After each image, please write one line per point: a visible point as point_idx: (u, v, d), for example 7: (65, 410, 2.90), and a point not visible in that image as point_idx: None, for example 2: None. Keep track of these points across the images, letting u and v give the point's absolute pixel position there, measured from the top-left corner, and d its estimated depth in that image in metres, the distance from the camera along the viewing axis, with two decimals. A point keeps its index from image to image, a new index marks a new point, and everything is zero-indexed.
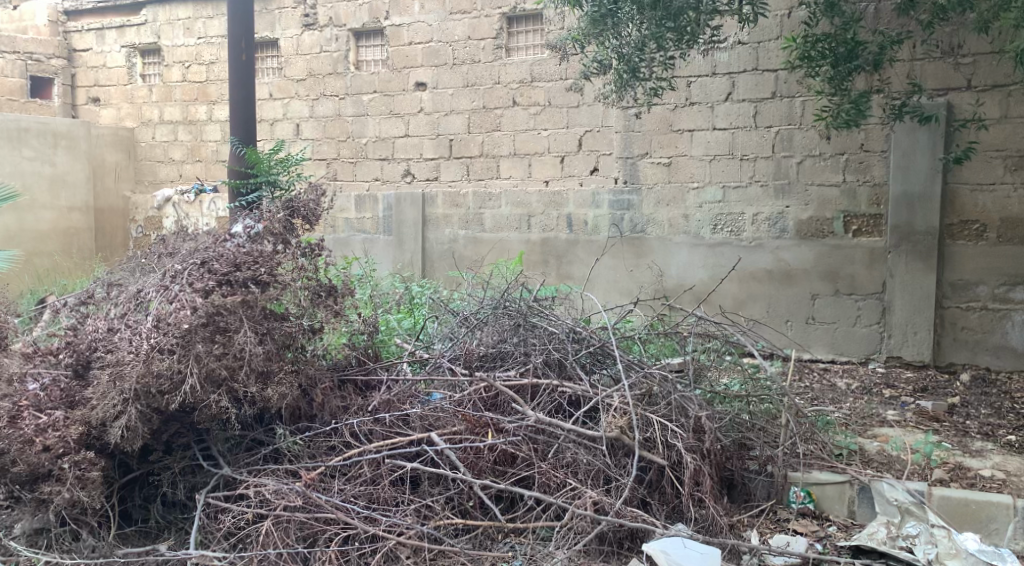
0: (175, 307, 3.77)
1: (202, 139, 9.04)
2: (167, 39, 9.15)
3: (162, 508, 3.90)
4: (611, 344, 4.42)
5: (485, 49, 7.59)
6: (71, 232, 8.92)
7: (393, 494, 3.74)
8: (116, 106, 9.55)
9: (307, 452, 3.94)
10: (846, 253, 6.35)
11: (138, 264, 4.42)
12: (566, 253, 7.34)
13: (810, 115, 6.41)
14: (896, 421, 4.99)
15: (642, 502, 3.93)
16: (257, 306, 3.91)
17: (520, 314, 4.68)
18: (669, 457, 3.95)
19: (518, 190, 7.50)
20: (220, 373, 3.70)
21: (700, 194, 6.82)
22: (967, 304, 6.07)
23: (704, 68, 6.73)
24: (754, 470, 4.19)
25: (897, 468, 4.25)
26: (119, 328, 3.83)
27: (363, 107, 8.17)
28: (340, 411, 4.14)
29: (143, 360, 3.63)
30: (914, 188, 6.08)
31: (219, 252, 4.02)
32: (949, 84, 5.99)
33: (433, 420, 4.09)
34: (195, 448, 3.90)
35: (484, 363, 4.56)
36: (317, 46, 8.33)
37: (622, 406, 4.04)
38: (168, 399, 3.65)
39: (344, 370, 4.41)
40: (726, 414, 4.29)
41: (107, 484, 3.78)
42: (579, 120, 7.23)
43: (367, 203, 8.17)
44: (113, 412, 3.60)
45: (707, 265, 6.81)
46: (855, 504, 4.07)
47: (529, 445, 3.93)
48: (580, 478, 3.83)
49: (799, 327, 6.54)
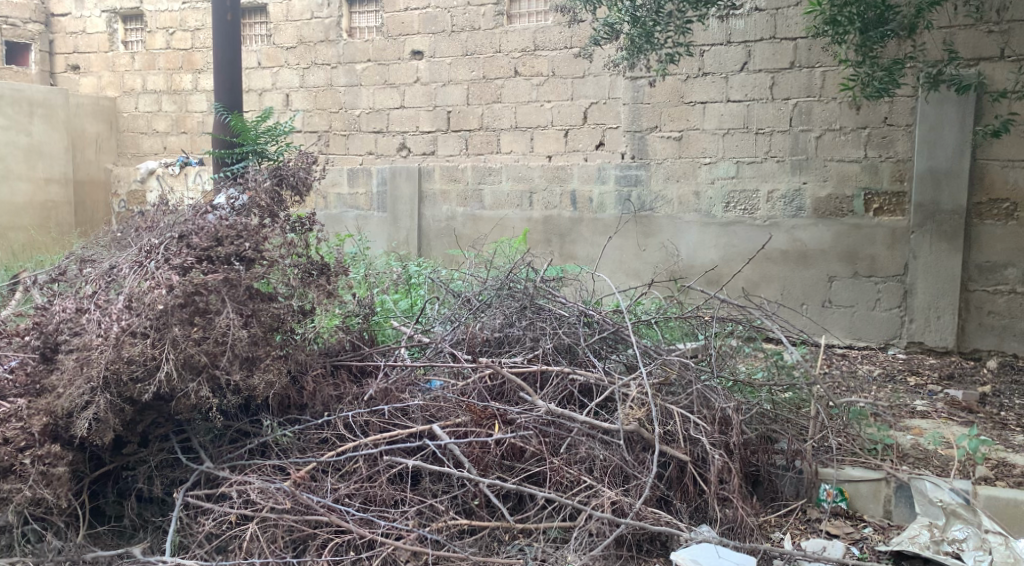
0: (149, 285, 3.39)
1: (187, 110, 8.63)
2: (151, 3, 8.71)
3: (137, 504, 3.53)
4: (626, 328, 4.09)
5: (485, 16, 7.18)
6: (49, 205, 8.50)
7: (391, 493, 3.38)
8: (96, 74, 9.11)
9: (297, 445, 3.59)
10: (866, 233, 6.02)
11: (113, 239, 4.04)
12: (569, 232, 6.98)
13: (830, 86, 6.06)
14: (927, 412, 4.68)
15: (663, 500, 3.60)
16: (241, 285, 3.54)
17: (527, 296, 4.34)
18: (692, 453, 3.64)
19: (519, 164, 7.13)
20: (199, 359, 3.33)
21: (712, 169, 6.47)
22: (995, 288, 5.75)
23: (718, 36, 6.36)
24: (781, 465, 3.87)
25: (936, 464, 3.94)
26: (88, 309, 3.46)
27: (356, 76, 7.77)
28: (333, 400, 3.77)
29: (112, 345, 3.25)
30: (940, 165, 5.75)
31: (199, 225, 3.66)
32: (981, 53, 5.64)
33: (435, 410, 3.71)
34: (174, 440, 3.53)
35: (488, 348, 4.19)
36: (308, 12, 7.90)
37: (640, 396, 3.73)
38: (141, 388, 3.28)
39: (338, 355, 4.04)
40: (750, 405, 3.96)
41: (77, 479, 3.41)
42: (584, 92, 6.86)
43: (360, 177, 7.74)
44: (80, 402, 3.22)
45: (719, 245, 6.47)
46: (892, 502, 3.74)
47: (539, 439, 3.58)
48: (595, 475, 3.50)
49: (815, 310, 6.22)
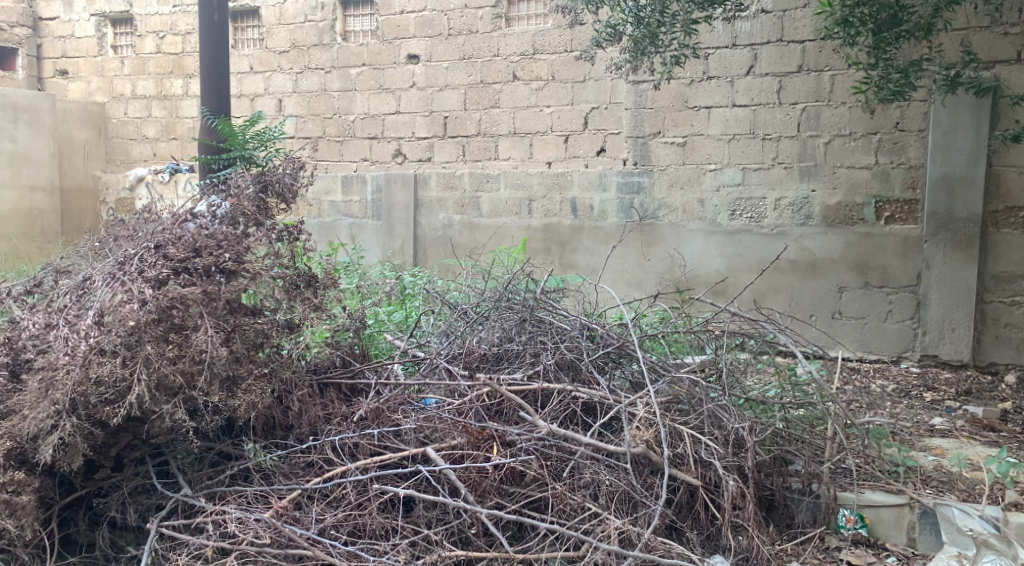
0: (121, 299, 3.16)
1: (178, 115, 8.42)
2: (140, 7, 8.50)
3: (111, 533, 3.29)
4: (631, 343, 3.86)
5: (482, 19, 6.98)
6: (34, 214, 8.31)
7: (382, 523, 3.14)
8: (85, 79, 8.88)
9: (282, 470, 3.35)
10: (877, 241, 5.80)
11: (91, 249, 3.81)
12: (570, 241, 6.77)
13: (839, 90, 5.86)
14: (947, 430, 4.47)
15: (671, 528, 3.38)
16: (220, 299, 3.32)
17: (526, 308, 4.12)
18: (704, 477, 3.42)
19: (518, 171, 6.92)
20: (174, 379, 3.11)
21: (717, 176, 6.26)
22: (1012, 300, 5.53)
23: (724, 39, 6.15)
24: (797, 490, 3.63)
25: (960, 488, 3.73)
26: (57, 325, 3.22)
27: (351, 81, 7.56)
28: (321, 421, 3.54)
29: (80, 365, 3.03)
30: (954, 171, 5.55)
31: (176, 234, 3.43)
32: (997, 56, 5.45)
33: (430, 432, 3.48)
34: (149, 464, 3.29)
35: (485, 365, 3.95)
36: (301, 15, 7.68)
37: (648, 417, 3.49)
38: (112, 411, 3.05)
39: (326, 372, 3.82)
40: (764, 425, 3.74)
41: (45, 507, 3.17)
42: (584, 96, 6.65)
43: (354, 185, 7.54)
44: (45, 426, 3.00)
45: (725, 254, 6.25)
46: (916, 530, 3.52)
47: (540, 462, 3.34)
48: (601, 501, 3.27)
49: (824, 321, 6.00)
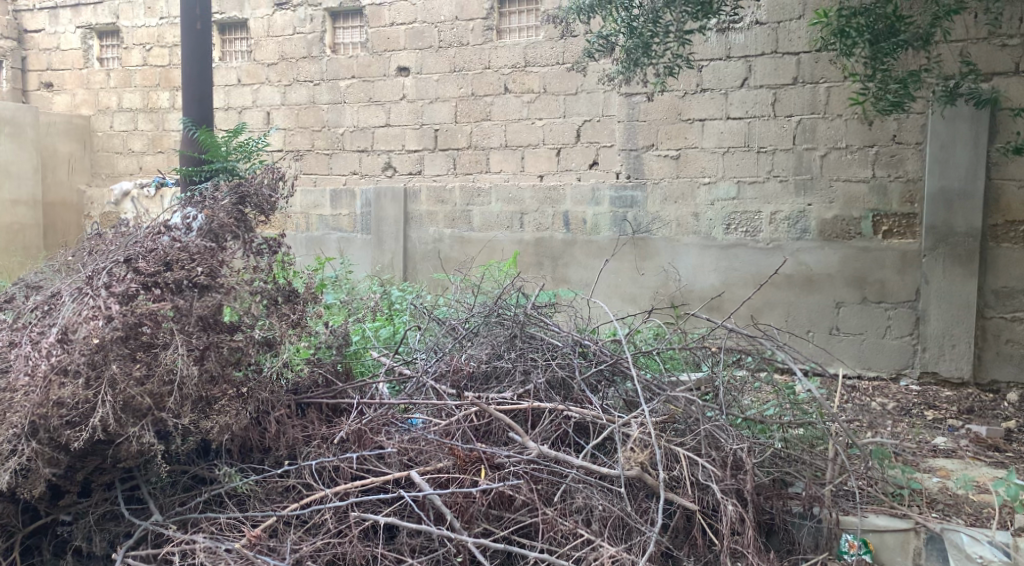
0: (86, 315, 3.02)
1: (164, 128, 8.28)
2: (127, 19, 8.38)
3: (75, 562, 3.13)
4: (626, 359, 3.70)
5: (473, 31, 6.88)
6: (15, 229, 8.18)
7: (363, 552, 2.98)
8: (70, 92, 8.74)
9: (258, 495, 3.19)
10: (875, 256, 5.68)
11: (64, 264, 3.67)
12: (562, 255, 6.64)
13: (835, 102, 5.76)
14: (951, 450, 4.33)
15: (666, 555, 3.23)
16: (193, 316, 3.18)
17: (516, 323, 3.96)
18: (701, 501, 3.28)
19: (509, 185, 6.80)
20: (142, 401, 2.97)
21: (712, 189, 6.15)
22: (1014, 315, 5.41)
23: (718, 50, 6.06)
24: (798, 513, 3.48)
25: (967, 512, 3.60)
26: (20, 344, 3.08)
27: (340, 93, 7.43)
28: (299, 443, 3.39)
29: (41, 386, 2.89)
30: (952, 185, 5.44)
31: (147, 247, 3.28)
32: (996, 68, 5.36)
33: (414, 454, 3.33)
34: (118, 490, 3.14)
35: (474, 383, 3.80)
36: (290, 27, 7.56)
37: (643, 438, 3.34)
38: (74, 434, 2.91)
39: (308, 392, 3.67)
40: (762, 446, 3.60)
41: (6, 536, 3.02)
42: (577, 109, 6.54)
43: (343, 199, 7.41)
44: (3, 451, 2.85)
45: (720, 269, 6.13)
46: (922, 557, 3.40)
47: (530, 486, 3.18)
48: (594, 527, 3.11)
49: (821, 337, 5.86)
